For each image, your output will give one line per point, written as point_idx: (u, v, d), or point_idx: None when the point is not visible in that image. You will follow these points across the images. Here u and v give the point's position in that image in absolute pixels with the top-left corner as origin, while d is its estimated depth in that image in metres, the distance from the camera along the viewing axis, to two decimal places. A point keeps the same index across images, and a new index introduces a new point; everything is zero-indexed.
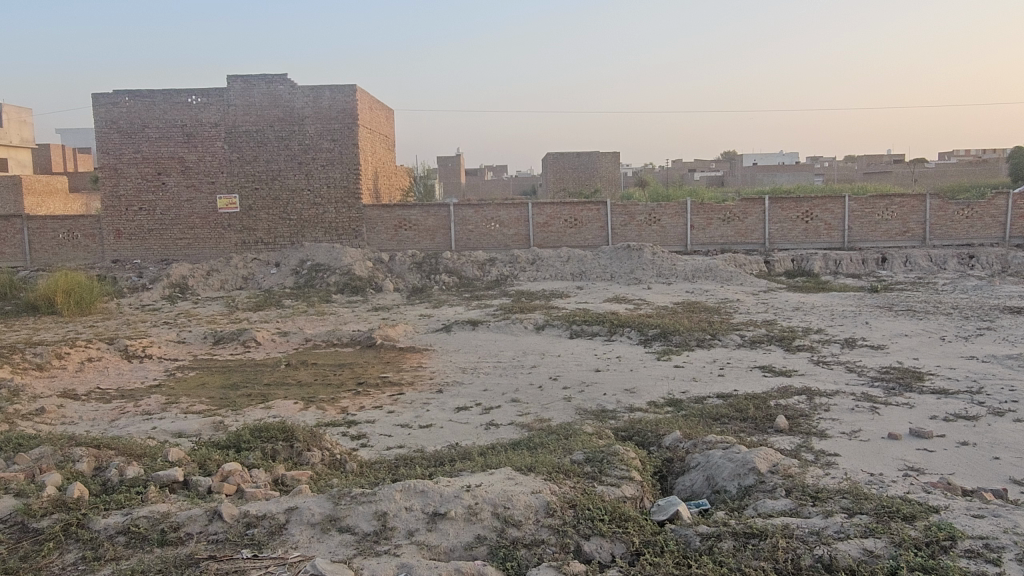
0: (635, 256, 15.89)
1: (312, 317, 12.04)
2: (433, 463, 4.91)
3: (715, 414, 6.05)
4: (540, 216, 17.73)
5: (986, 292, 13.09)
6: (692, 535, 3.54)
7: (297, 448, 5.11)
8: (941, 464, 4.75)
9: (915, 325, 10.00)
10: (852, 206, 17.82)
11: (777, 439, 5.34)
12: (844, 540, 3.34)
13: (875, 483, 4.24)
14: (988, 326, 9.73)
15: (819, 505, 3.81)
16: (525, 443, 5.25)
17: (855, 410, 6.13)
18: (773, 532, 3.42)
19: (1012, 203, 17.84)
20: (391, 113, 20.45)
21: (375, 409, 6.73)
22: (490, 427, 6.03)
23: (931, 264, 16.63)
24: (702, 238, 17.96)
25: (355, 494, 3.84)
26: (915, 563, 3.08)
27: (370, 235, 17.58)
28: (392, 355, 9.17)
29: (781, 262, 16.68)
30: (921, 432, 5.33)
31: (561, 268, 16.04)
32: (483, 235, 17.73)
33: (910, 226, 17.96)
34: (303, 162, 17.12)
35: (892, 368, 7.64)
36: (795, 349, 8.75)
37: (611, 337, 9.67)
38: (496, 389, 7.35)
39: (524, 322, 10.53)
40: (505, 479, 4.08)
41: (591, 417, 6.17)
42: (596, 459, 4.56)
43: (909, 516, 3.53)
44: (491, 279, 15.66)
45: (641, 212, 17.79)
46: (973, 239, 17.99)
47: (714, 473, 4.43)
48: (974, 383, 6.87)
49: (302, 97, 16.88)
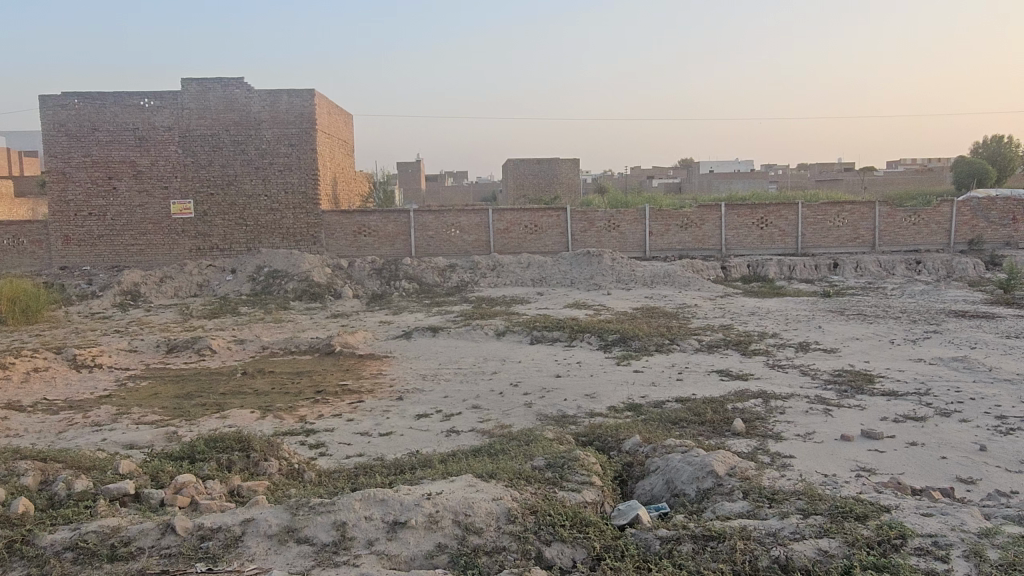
0: (595, 262, 16.02)
1: (269, 324, 11.85)
2: (392, 471, 4.87)
3: (674, 418, 6.12)
4: (500, 223, 17.77)
5: (933, 296, 13.55)
6: (652, 539, 3.56)
7: (254, 459, 5.00)
8: (892, 464, 4.88)
9: (865, 329, 10.27)
10: (805, 214, 18.24)
11: (735, 442, 5.43)
12: (800, 541, 3.40)
13: (828, 484, 4.34)
14: (934, 329, 10.03)
15: (775, 507, 3.87)
16: (486, 450, 5.23)
17: (809, 412, 6.26)
18: (732, 535, 3.47)
19: (955, 211, 18.47)
20: (350, 117, 20.29)
21: (334, 418, 6.64)
22: (451, 434, 6.00)
23: (881, 270, 17.15)
24: (661, 245, 18.21)
25: (313, 504, 3.78)
26: (868, 562, 3.15)
27: (329, 241, 17.39)
28: (351, 363, 9.07)
29: (737, 268, 17.01)
30: (873, 433, 5.48)
31: (522, 274, 16.09)
32: (444, 241, 17.67)
33: (860, 233, 18.45)
34: (259, 166, 16.85)
35: (844, 371, 7.83)
36: (751, 353, 8.91)
37: (571, 343, 9.71)
38: (457, 396, 7.33)
39: (485, 328, 10.53)
40: (465, 486, 4.06)
41: (552, 423, 6.18)
42: (557, 465, 4.57)
43: (862, 516, 3.62)
44: (451, 285, 15.62)
45: (601, 218, 17.95)
46: (920, 245, 18.57)
47: (672, 476, 4.47)
48: (922, 385, 7.08)
49: (258, 102, 16.62)
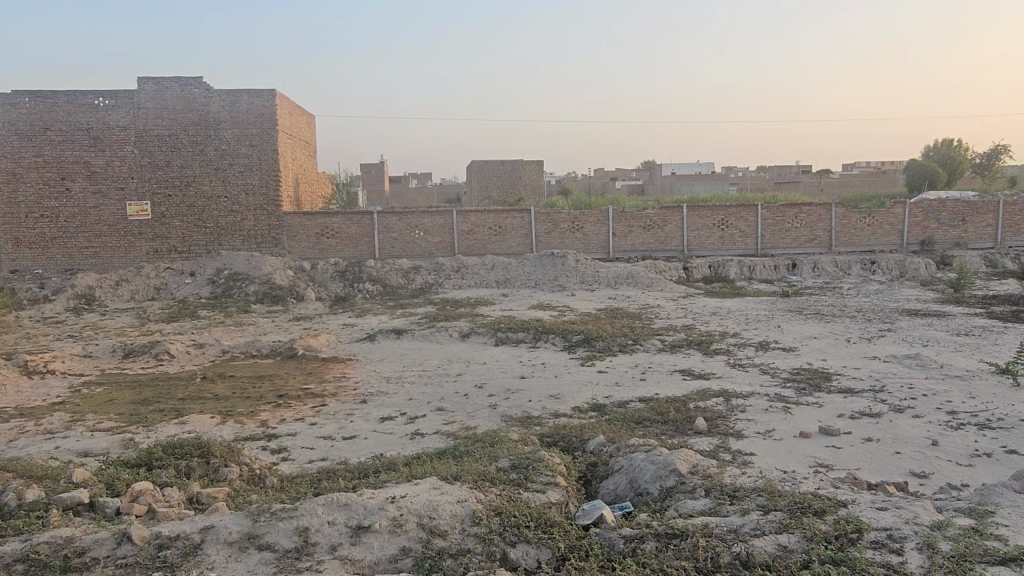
0: (558, 264, 16.08)
1: (230, 328, 11.64)
2: (356, 475, 4.82)
3: (638, 418, 6.17)
4: (464, 224, 17.73)
5: (886, 295, 13.91)
6: (617, 538, 3.58)
7: (214, 465, 4.90)
8: (848, 460, 4.99)
9: (822, 328, 10.48)
10: (765, 215, 18.57)
11: (697, 440, 5.49)
12: (760, 537, 3.45)
13: (787, 480, 4.41)
14: (888, 327, 10.28)
15: (736, 504, 3.92)
16: (451, 452, 5.22)
17: (769, 410, 6.37)
18: (694, 532, 3.51)
19: (908, 212, 18.97)
20: (312, 117, 20.07)
21: (296, 422, 6.55)
22: (415, 437, 5.97)
23: (837, 270, 17.56)
24: (624, 246, 18.36)
25: (275, 510, 3.72)
26: (825, 556, 3.21)
27: (291, 243, 17.18)
28: (314, 366, 8.96)
29: (698, 268, 17.23)
30: (830, 430, 5.59)
31: (486, 275, 16.08)
32: (408, 242, 17.57)
33: (817, 234, 18.86)
34: (219, 167, 16.56)
35: (803, 369, 7.98)
36: (713, 353, 9.03)
37: (536, 344, 9.72)
38: (421, 398, 7.29)
39: (449, 330, 10.50)
40: (430, 488, 4.04)
41: (516, 424, 6.19)
42: (521, 466, 4.57)
43: (819, 511, 3.69)
44: (415, 287, 15.55)
45: (564, 220, 18.04)
46: (875, 245, 19.04)
47: (636, 476, 4.51)
48: (876, 382, 7.26)
49: (217, 102, 16.34)
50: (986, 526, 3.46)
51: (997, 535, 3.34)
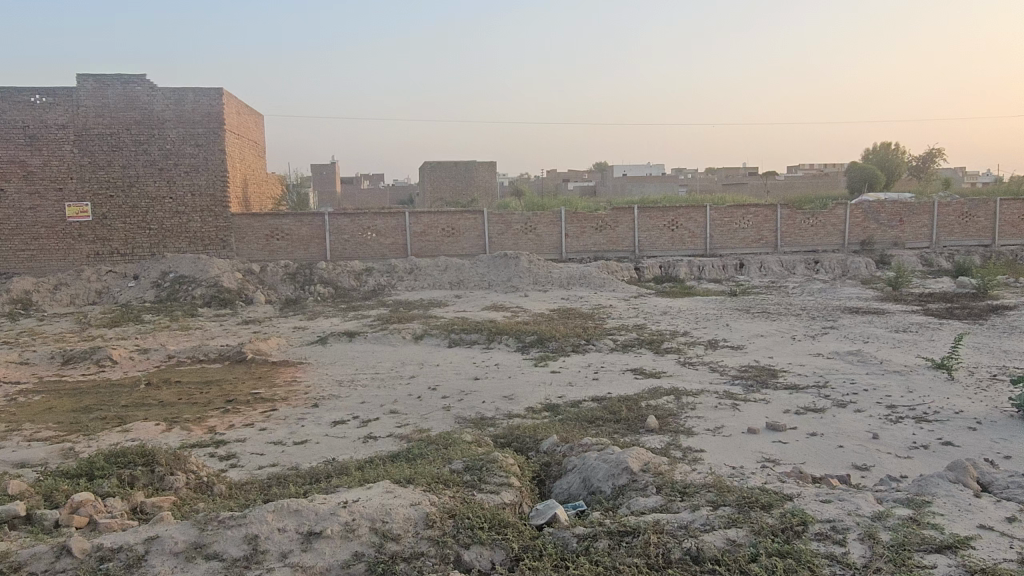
0: (511, 265, 16.12)
1: (175, 332, 11.33)
2: (307, 481, 4.74)
3: (590, 417, 6.21)
4: (416, 226, 17.62)
5: (830, 294, 14.35)
6: (570, 537, 3.61)
7: (159, 473, 4.76)
8: (794, 455, 5.12)
9: (769, 326, 10.71)
10: (713, 216, 18.92)
11: (648, 438, 5.57)
12: (710, 532, 3.51)
13: (736, 476, 4.50)
14: (831, 325, 10.57)
15: (686, 500, 3.98)
16: (404, 455, 5.18)
17: (718, 407, 6.49)
18: (645, 529, 3.55)
19: (849, 213, 19.57)
20: (260, 117, 19.71)
21: (245, 427, 6.42)
22: (368, 440, 5.90)
23: (782, 269, 18.04)
24: (576, 247, 18.50)
25: (223, 518, 3.64)
26: (772, 549, 3.28)
27: (239, 245, 16.80)
28: (264, 370, 8.79)
29: (649, 269, 17.48)
30: (777, 426, 5.72)
31: (439, 277, 16.02)
32: (360, 244, 17.36)
33: (763, 234, 19.32)
34: (163, 167, 16.12)
35: (750, 367, 8.15)
36: (664, 351, 9.17)
37: (489, 345, 9.73)
38: (373, 401, 7.21)
39: (402, 332, 10.42)
40: (383, 492, 4.00)
41: (470, 426, 6.17)
42: (475, 467, 4.56)
43: (767, 505, 3.78)
44: (368, 289, 15.40)
45: (517, 221, 18.09)
46: (818, 245, 19.59)
47: (589, 474, 4.55)
48: (820, 378, 7.46)
49: (161, 100, 15.89)
50: (924, 515, 3.58)
51: (934, 524, 3.47)
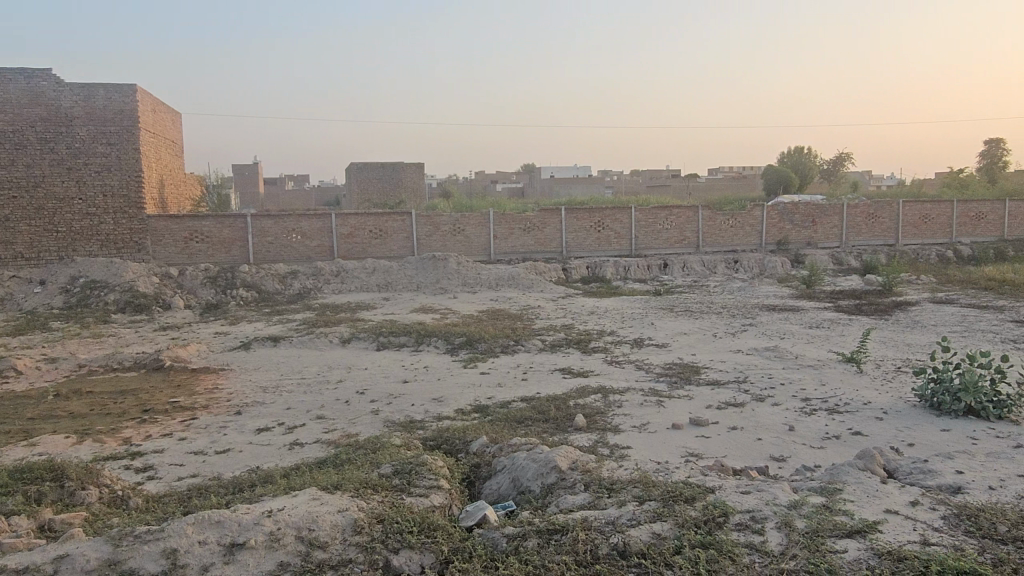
0: (440, 266, 16.07)
1: (86, 340, 10.78)
2: (230, 491, 4.60)
3: (520, 417, 6.25)
4: (343, 228, 17.34)
5: (748, 292, 14.88)
6: (499, 537, 3.61)
7: (70, 488, 4.53)
8: (716, 449, 5.28)
9: (692, 324, 11.02)
10: (638, 217, 19.34)
11: (576, 436, 5.64)
12: (636, 527, 3.58)
13: (661, 471, 4.60)
14: (750, 322, 10.96)
15: (613, 496, 4.05)
16: (331, 460, 5.08)
17: (644, 404, 6.63)
18: (574, 527, 3.59)
19: (766, 215, 20.34)
20: (176, 115, 19.01)
21: (163, 438, 6.16)
22: (294, 447, 5.77)
23: (704, 268, 18.60)
24: (505, 248, 18.58)
25: (139, 533, 3.48)
26: (695, 541, 3.37)
27: (156, 248, 16.12)
28: (183, 378, 8.46)
29: (576, 269, 17.73)
30: (699, 421, 5.89)
31: (367, 279, 15.80)
32: (284, 246, 16.95)
33: (686, 235, 19.86)
34: (72, 167, 15.33)
35: (674, 364, 8.37)
36: (591, 350, 9.32)
37: (418, 347, 9.66)
38: (299, 407, 7.05)
39: (329, 336, 10.23)
40: (309, 500, 3.91)
41: (399, 429, 6.12)
42: (404, 471, 4.52)
43: (690, 498, 3.88)
44: (293, 292, 15.06)
45: (445, 222, 18.04)
46: (738, 245, 20.28)
47: (518, 474, 4.57)
48: (740, 374, 7.72)
49: (69, 96, 15.12)
50: (836, 503, 3.75)
51: (845, 510, 3.64)
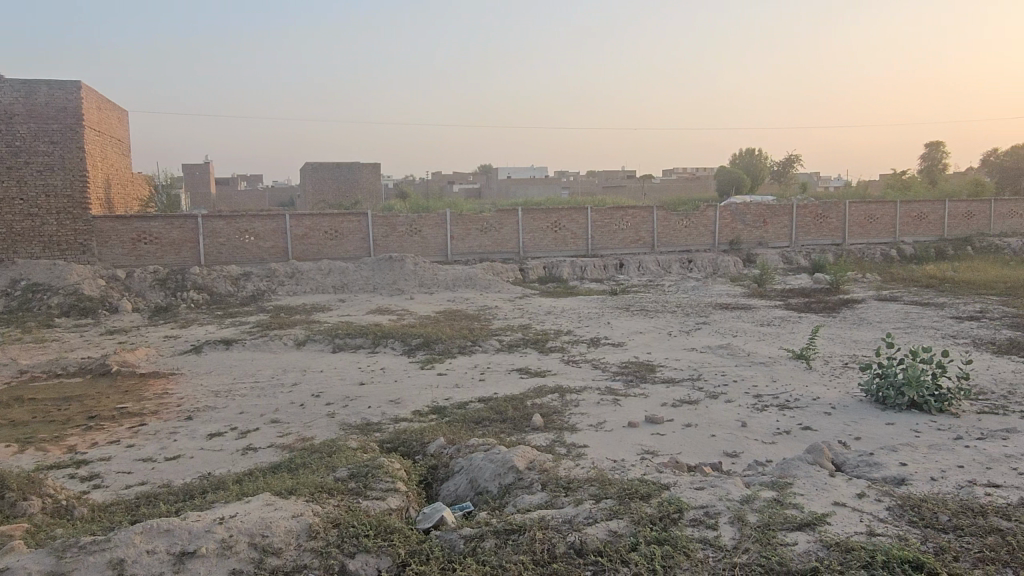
0: (397, 267, 15.95)
1: (27, 345, 10.39)
2: (180, 498, 4.49)
3: (477, 417, 6.24)
4: (297, 229, 17.08)
5: (702, 291, 15.12)
6: (456, 539, 3.60)
7: (11, 499, 4.36)
8: (671, 446, 5.35)
9: (647, 323, 11.15)
10: (594, 218, 19.49)
11: (533, 436, 5.66)
12: (593, 525, 3.60)
13: (617, 469, 4.64)
14: (703, 321, 11.14)
15: (570, 495, 4.07)
16: (285, 465, 5.00)
17: (600, 403, 6.68)
18: (531, 526, 3.60)
19: (719, 215, 20.71)
20: (123, 112, 18.47)
21: (110, 445, 5.98)
22: (247, 452, 5.66)
23: (659, 268, 18.85)
24: (462, 248, 18.54)
25: (84, 543, 3.37)
26: (651, 537, 3.41)
27: (102, 250, 15.64)
28: (131, 383, 8.22)
29: (534, 269, 17.80)
30: (655, 419, 5.96)
31: (322, 280, 15.58)
32: (237, 248, 16.62)
33: (641, 235, 20.09)
34: (12, 166, 14.77)
35: (630, 363, 8.46)
36: (549, 350, 9.36)
37: (375, 349, 9.57)
38: (253, 411, 6.92)
39: (283, 338, 10.06)
40: (263, 505, 3.83)
41: (355, 431, 6.05)
42: (360, 474, 4.47)
43: (645, 495, 3.93)
44: (246, 294, 14.77)
45: (402, 222, 17.92)
46: (692, 245, 20.61)
47: (476, 475, 4.56)
48: (694, 372, 7.84)
49: (9, 92, 14.57)
50: (787, 496, 3.84)
51: (794, 504, 3.72)
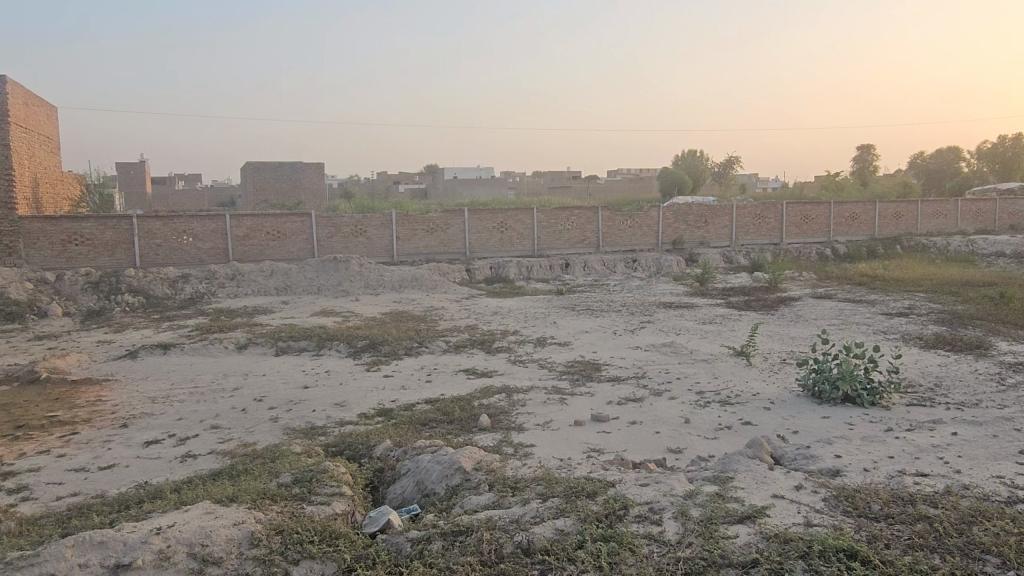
0: (341, 268, 15.74)
1: None
2: (115, 509, 4.32)
3: (424, 419, 6.21)
4: (238, 230, 16.69)
5: (646, 290, 15.37)
6: (403, 542, 3.57)
7: None
8: (617, 443, 5.41)
9: (593, 323, 11.26)
10: (539, 218, 19.61)
11: (481, 436, 5.65)
12: (539, 524, 3.62)
13: (563, 467, 4.67)
14: (648, 319, 11.33)
15: (517, 494, 4.08)
16: (226, 471, 4.88)
17: (547, 402, 6.72)
18: (478, 527, 3.59)
19: (662, 216, 21.08)
20: (52, 109, 17.76)
21: (39, 455, 5.73)
22: (186, 459, 5.50)
23: (604, 268, 19.07)
24: (408, 249, 18.39)
25: (10, 560, 3.22)
26: (597, 535, 3.44)
27: (30, 252, 14.76)
28: (63, 391, 7.89)
29: (480, 269, 17.80)
30: (601, 417, 6.02)
31: (264, 282, 15.25)
32: (175, 249, 16.14)
33: (586, 235, 20.30)
34: None
35: (576, 362, 8.53)
36: (495, 350, 9.37)
37: (319, 351, 9.42)
38: (192, 417, 6.73)
39: (224, 342, 9.81)
40: (202, 514, 3.73)
41: (299, 436, 5.94)
42: (304, 479, 4.38)
43: (591, 493, 3.96)
44: (184, 297, 14.36)
45: (347, 223, 17.67)
46: (636, 244, 20.92)
47: (422, 477, 4.54)
48: (639, 370, 7.95)
49: None
50: (728, 490, 3.93)
51: (736, 497, 3.81)
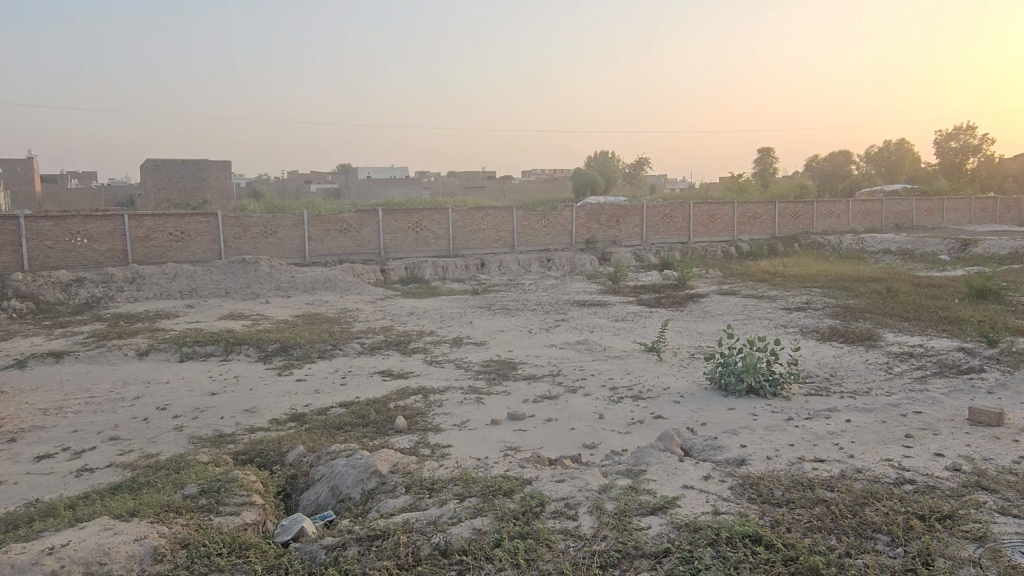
0: (250, 270, 15.23)
1: None
2: (2, 530, 4.03)
3: (339, 423, 6.08)
4: (138, 230, 15.87)
5: (561, 288, 15.60)
6: (318, 549, 3.48)
7: None
8: (533, 441, 5.46)
9: (508, 322, 11.32)
10: (454, 218, 19.57)
11: (397, 439, 5.58)
12: (456, 525, 3.61)
13: (480, 467, 4.68)
14: (562, 318, 11.49)
15: (434, 495, 4.05)
16: (127, 485, 4.63)
17: (464, 402, 6.71)
18: (394, 530, 3.55)
19: (574, 216, 21.42)
20: None
21: None
22: (82, 474, 5.18)
23: (519, 267, 19.21)
24: (320, 250, 17.98)
25: None
26: (514, 532, 3.46)
27: None
28: None
29: (395, 270, 17.60)
30: (517, 416, 6.06)
31: (167, 285, 14.57)
32: (68, 251, 15.18)
33: (501, 235, 20.39)
34: None
35: (492, 361, 8.55)
36: (411, 351, 9.28)
37: (227, 357, 9.07)
38: (89, 429, 6.35)
39: (123, 349, 9.31)
40: (100, 530, 3.52)
41: (206, 445, 5.71)
42: (211, 490, 4.21)
43: (508, 491, 3.98)
44: (79, 302, 13.55)
45: (255, 224, 17.10)
46: (550, 244, 21.18)
47: (337, 482, 4.44)
48: (554, 367, 8.05)
49: None
50: (641, 483, 4.03)
51: (648, 489, 3.92)
